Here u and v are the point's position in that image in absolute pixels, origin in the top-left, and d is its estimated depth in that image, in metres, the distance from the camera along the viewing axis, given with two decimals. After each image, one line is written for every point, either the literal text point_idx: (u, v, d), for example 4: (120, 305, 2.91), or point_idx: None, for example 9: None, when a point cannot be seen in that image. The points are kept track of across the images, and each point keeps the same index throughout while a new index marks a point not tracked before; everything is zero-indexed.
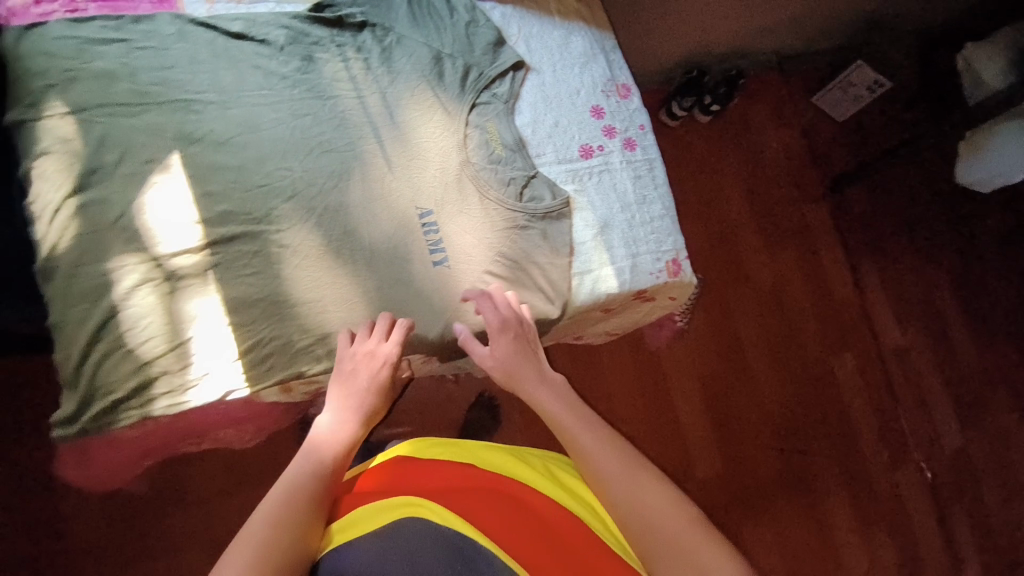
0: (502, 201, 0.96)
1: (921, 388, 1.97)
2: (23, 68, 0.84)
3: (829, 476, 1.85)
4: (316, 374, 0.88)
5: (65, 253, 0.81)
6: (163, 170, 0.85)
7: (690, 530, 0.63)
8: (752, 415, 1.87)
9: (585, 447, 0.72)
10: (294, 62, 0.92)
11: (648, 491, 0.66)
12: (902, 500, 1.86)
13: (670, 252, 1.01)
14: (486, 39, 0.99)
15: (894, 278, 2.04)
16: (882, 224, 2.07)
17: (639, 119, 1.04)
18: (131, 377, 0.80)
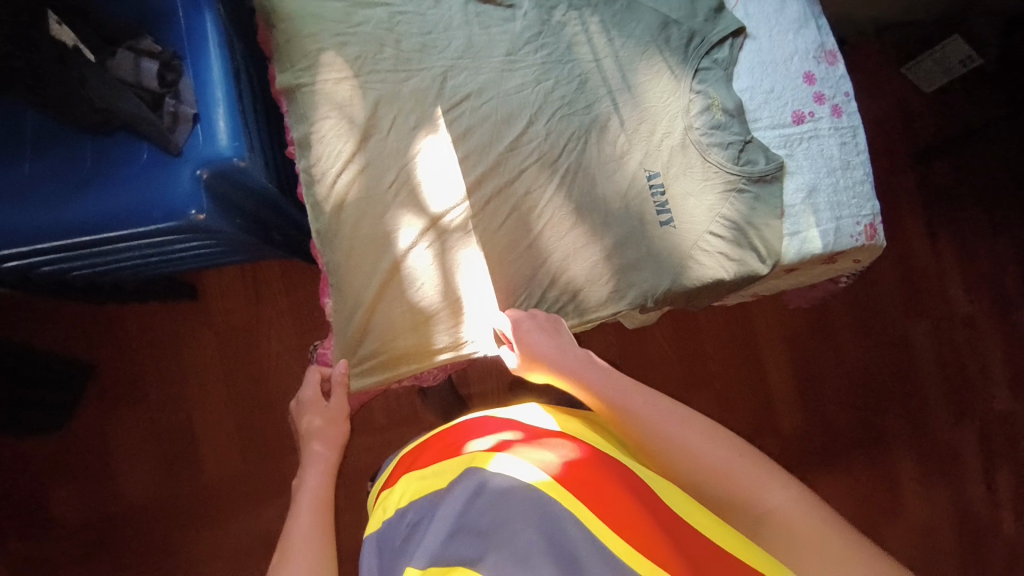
0: (723, 164, 0.99)
1: (998, 365, 1.80)
2: (296, 28, 0.86)
3: (900, 437, 1.76)
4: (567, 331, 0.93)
5: (348, 210, 0.85)
6: (431, 133, 0.88)
7: (753, 480, 0.59)
8: (834, 377, 1.76)
9: (634, 412, 0.69)
10: (535, 27, 0.96)
11: (708, 450, 0.62)
12: (964, 463, 1.75)
13: (869, 217, 1.05)
14: (708, 5, 1.01)
15: (970, 257, 1.83)
16: (970, 203, 1.84)
17: (844, 86, 1.07)
18: (413, 333, 0.85)
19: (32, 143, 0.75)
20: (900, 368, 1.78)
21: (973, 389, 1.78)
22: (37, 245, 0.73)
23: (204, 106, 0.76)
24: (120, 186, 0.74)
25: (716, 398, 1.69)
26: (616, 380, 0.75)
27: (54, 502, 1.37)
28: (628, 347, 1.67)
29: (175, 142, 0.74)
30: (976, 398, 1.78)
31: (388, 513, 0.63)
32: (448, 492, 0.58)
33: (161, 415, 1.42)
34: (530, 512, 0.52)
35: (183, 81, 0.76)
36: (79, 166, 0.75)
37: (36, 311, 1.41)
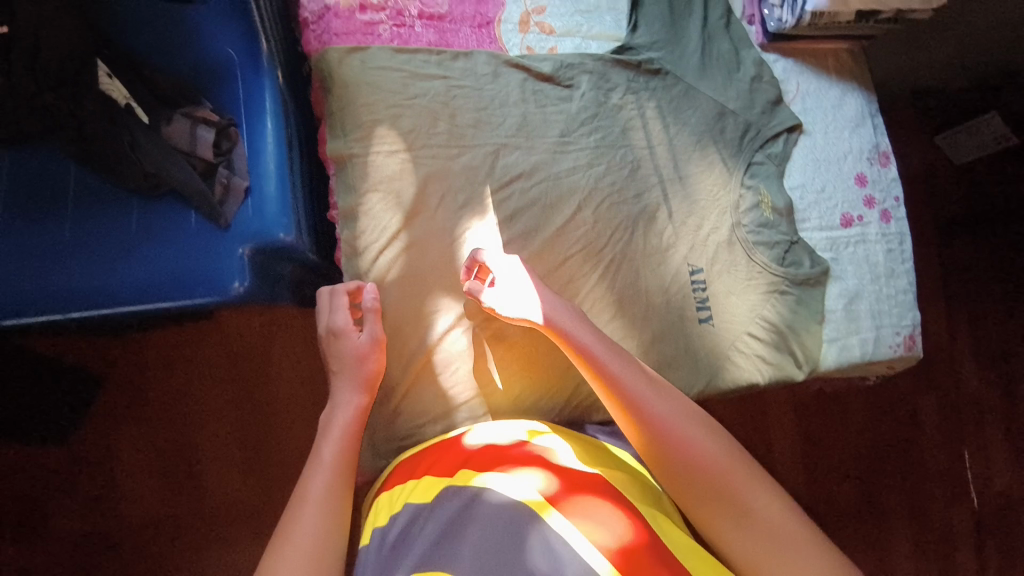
0: (766, 265, 0.97)
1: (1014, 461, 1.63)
2: (351, 97, 0.83)
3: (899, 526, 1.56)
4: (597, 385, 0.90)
5: (387, 290, 0.83)
6: (479, 217, 0.86)
7: (743, 480, 0.67)
8: (839, 449, 1.58)
9: (647, 410, 0.71)
10: (590, 108, 0.92)
11: (709, 453, 0.68)
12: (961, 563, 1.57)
13: (909, 327, 1.04)
14: (766, 97, 0.98)
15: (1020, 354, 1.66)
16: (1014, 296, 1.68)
17: (895, 190, 1.04)
18: (442, 421, 0.83)
19: (78, 203, 0.73)
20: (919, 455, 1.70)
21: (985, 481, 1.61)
22: (61, 314, 0.68)
23: (254, 176, 0.74)
24: (167, 253, 0.72)
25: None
26: (630, 362, 0.76)
27: None
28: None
29: (225, 215, 0.72)
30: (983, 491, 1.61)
31: (393, 510, 0.69)
32: (463, 507, 0.62)
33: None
34: (517, 528, 0.58)
35: (235, 149, 0.74)
36: (125, 231, 0.73)
37: None
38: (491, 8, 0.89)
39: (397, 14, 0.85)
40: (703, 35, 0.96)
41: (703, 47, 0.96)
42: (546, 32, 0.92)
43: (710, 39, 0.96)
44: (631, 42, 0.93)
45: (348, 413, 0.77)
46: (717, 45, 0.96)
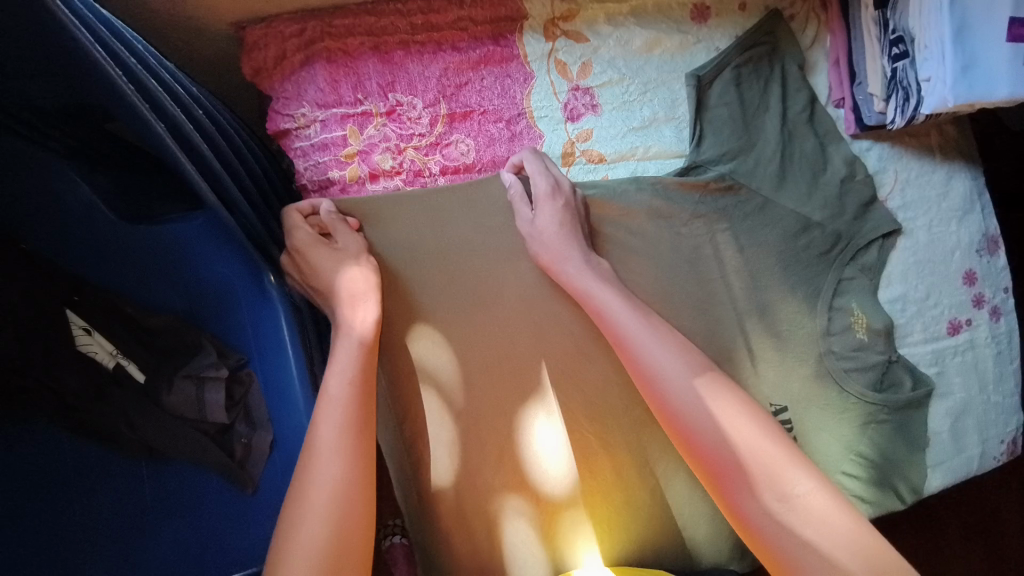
0: (866, 395, 0.83)
1: None
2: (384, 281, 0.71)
3: None
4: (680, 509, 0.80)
5: (444, 494, 0.74)
6: (545, 411, 0.75)
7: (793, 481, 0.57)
8: None
9: (683, 403, 0.62)
10: (649, 243, 0.77)
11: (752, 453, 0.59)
12: None
13: (1013, 432, 0.92)
14: (858, 200, 0.82)
15: None
16: None
17: (1005, 282, 0.90)
18: None
19: (69, 483, 0.60)
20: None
21: None
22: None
23: (277, 424, 0.62)
24: (188, 523, 0.61)
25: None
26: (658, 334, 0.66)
27: None
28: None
29: (251, 479, 0.61)
30: None
31: None
32: None
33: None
34: None
35: (252, 392, 0.63)
36: (134, 507, 0.61)
37: None
38: (526, 145, 0.74)
39: (415, 174, 0.71)
40: (782, 133, 0.80)
41: (782, 149, 0.80)
42: (594, 161, 0.76)
43: (792, 134, 0.81)
44: (698, 159, 0.78)
45: (350, 372, 0.58)
46: (797, 146, 0.81)
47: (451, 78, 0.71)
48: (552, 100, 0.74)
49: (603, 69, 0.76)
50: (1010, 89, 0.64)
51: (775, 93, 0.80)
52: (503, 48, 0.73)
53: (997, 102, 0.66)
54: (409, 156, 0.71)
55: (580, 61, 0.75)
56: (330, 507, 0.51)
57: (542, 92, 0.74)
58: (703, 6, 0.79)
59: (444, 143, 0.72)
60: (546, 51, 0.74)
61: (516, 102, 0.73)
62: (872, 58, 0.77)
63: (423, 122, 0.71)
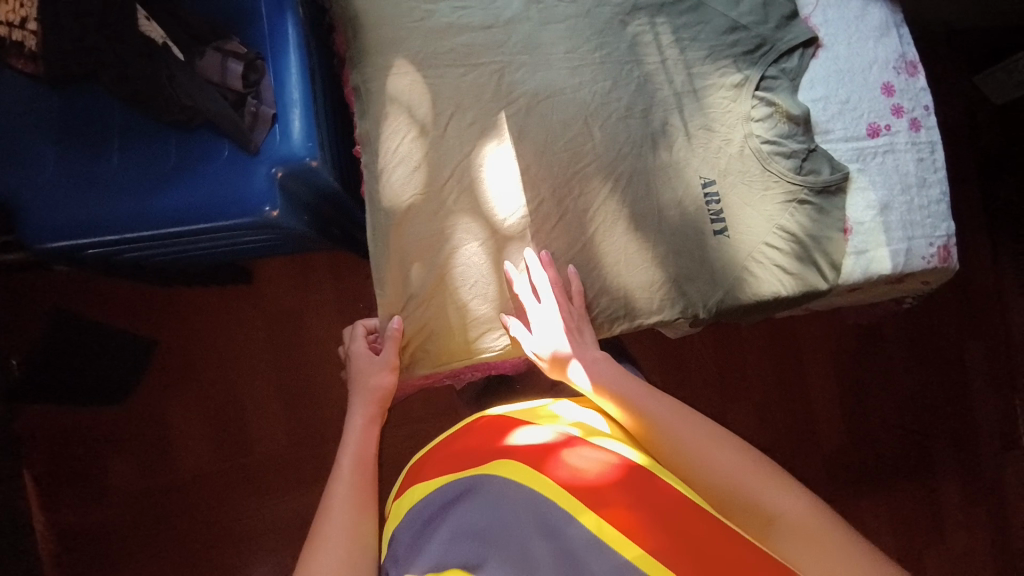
0: (786, 175, 0.96)
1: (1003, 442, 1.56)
2: (377, 32, 0.88)
3: (919, 481, 1.53)
4: (614, 260, 0.93)
5: (410, 209, 0.87)
6: (498, 141, 0.89)
7: (760, 483, 0.58)
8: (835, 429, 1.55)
9: (637, 402, 0.70)
10: (601, 24, 0.94)
11: (694, 439, 0.64)
12: (948, 527, 1.52)
13: (943, 238, 1.00)
14: (780, 12, 0.97)
15: None
16: None
17: (924, 100, 1.01)
18: (466, 346, 0.87)
19: (123, 134, 0.80)
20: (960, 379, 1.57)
21: (995, 454, 1.55)
22: (111, 236, 0.78)
23: (281, 105, 0.80)
24: (201, 179, 0.78)
25: (756, 415, 1.54)
26: (631, 377, 0.75)
27: (64, 492, 1.28)
28: (665, 340, 1.54)
29: (254, 141, 0.78)
30: (985, 466, 1.55)
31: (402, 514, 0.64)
32: (463, 489, 0.60)
33: (202, 390, 1.33)
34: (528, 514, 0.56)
35: (264, 79, 0.80)
36: (163, 162, 0.79)
37: (60, 285, 1.33)
38: None
39: None
40: None
41: None
42: None
43: None
44: None
45: (362, 422, 0.78)
46: None
47: None
48: None
49: None
50: None
51: None
52: None
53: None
54: None
55: None
56: (355, 529, 0.64)
57: None
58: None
59: None
60: None
61: None
62: None
63: None
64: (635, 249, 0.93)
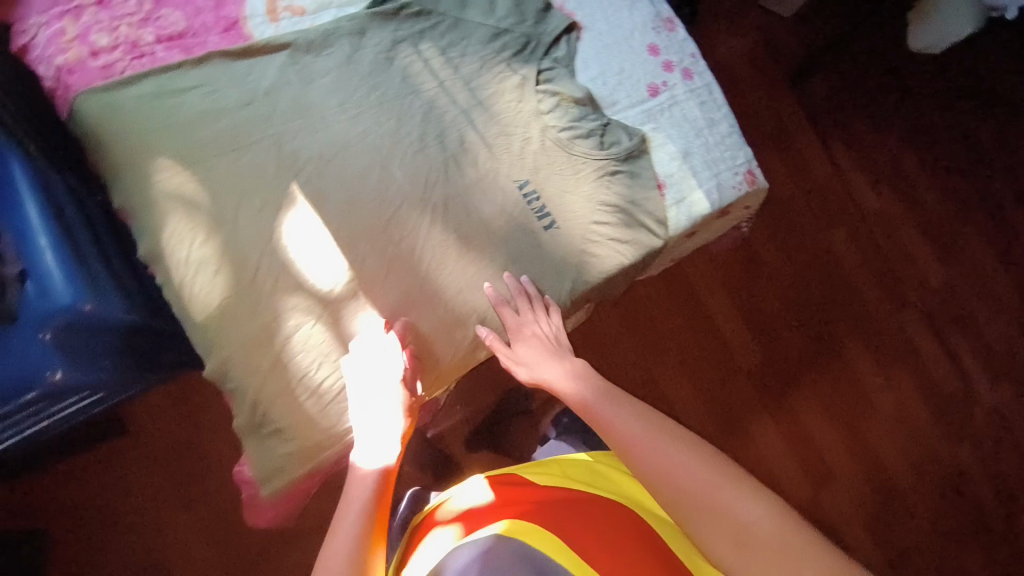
0: (592, 155, 1.00)
1: (869, 301, 1.93)
2: (129, 142, 0.81)
3: (830, 358, 1.88)
4: (466, 286, 0.92)
5: (229, 312, 0.82)
6: (291, 208, 0.85)
7: (730, 492, 0.65)
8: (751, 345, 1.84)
9: (619, 432, 0.75)
10: (366, 66, 0.92)
11: (677, 453, 0.69)
12: (862, 383, 1.87)
13: (745, 165, 1.09)
14: (535, 7, 1.00)
15: (863, 151, 2.04)
16: (846, 108, 2.05)
17: (689, 49, 1.09)
18: (335, 424, 0.84)
19: None
20: (828, 267, 1.94)
21: (871, 311, 1.92)
22: None
23: (27, 257, 0.73)
24: None
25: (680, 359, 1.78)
26: (609, 394, 0.81)
27: None
28: None
29: (6, 302, 0.70)
30: (874, 322, 1.92)
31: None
32: None
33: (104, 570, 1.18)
34: None
35: (1, 238, 0.73)
36: None
37: None
38: (231, 7, 0.88)
39: (132, 46, 0.84)
40: None
41: None
42: (298, 13, 0.90)
43: None
44: None
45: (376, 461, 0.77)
46: None
47: None
48: None
49: None
50: None
51: None
52: None
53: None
54: (124, 33, 0.84)
55: None
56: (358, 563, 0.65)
57: None
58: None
59: (155, 18, 0.86)
60: None
61: None
62: None
63: (130, 5, 0.85)
64: (479, 272, 0.93)
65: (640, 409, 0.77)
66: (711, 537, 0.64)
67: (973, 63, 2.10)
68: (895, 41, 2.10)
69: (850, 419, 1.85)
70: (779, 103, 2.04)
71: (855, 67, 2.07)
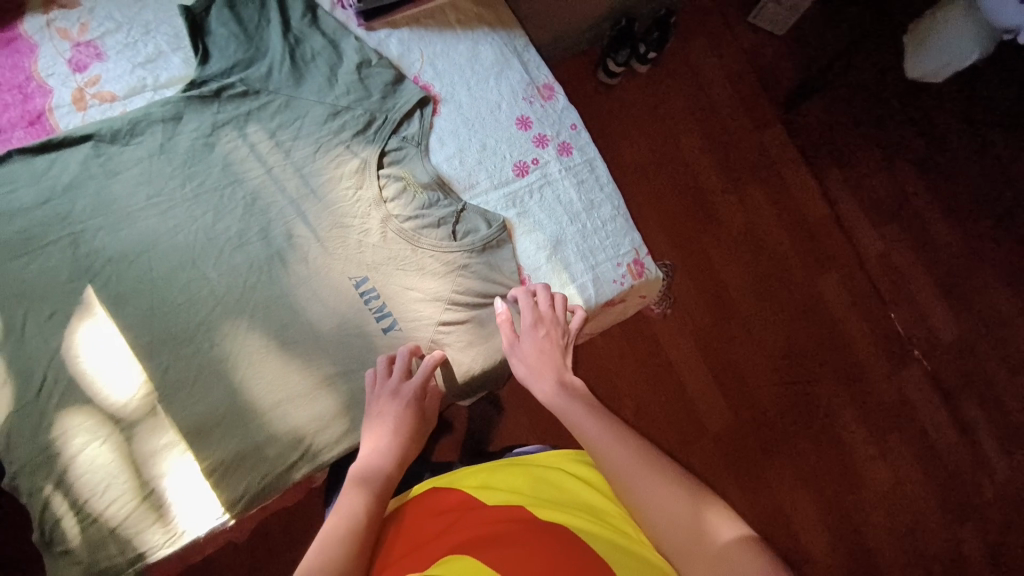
0: (443, 245, 0.88)
1: (859, 359, 1.66)
2: None
3: (814, 428, 1.59)
4: (279, 406, 0.80)
5: (7, 432, 0.74)
6: (88, 318, 0.78)
7: (688, 500, 0.61)
8: (721, 409, 1.57)
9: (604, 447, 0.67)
10: (182, 155, 0.84)
11: (648, 469, 0.63)
12: (854, 455, 1.59)
13: (630, 254, 0.94)
14: (382, 80, 0.91)
15: (866, 187, 1.78)
16: (845, 137, 1.81)
17: (569, 119, 0.96)
18: (120, 556, 0.74)
19: None
20: (817, 315, 1.67)
21: (866, 369, 1.65)
22: None
23: None
24: None
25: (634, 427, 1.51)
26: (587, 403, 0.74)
27: None
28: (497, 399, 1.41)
29: None
30: (873, 384, 1.65)
31: None
32: None
33: None
34: None
35: None
36: None
37: None
38: (38, 100, 0.82)
39: None
40: (288, 39, 0.89)
41: (290, 53, 0.88)
42: (108, 99, 0.83)
43: (300, 40, 0.90)
44: (202, 75, 0.85)
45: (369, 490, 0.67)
46: (307, 47, 0.90)
47: None
48: (57, 59, 0.84)
49: (100, 22, 0.85)
50: None
51: (271, 10, 0.89)
52: (6, 32, 0.84)
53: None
54: None
55: (78, 23, 0.85)
56: None
57: (47, 56, 0.84)
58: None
59: None
60: (43, 24, 0.85)
61: (23, 69, 0.83)
62: None
63: None
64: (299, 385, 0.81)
65: (615, 421, 0.70)
66: (677, 552, 0.58)
67: (995, 85, 1.83)
68: (893, 64, 1.85)
69: (843, 501, 1.56)
70: (760, 134, 1.80)
71: (857, 92, 1.82)
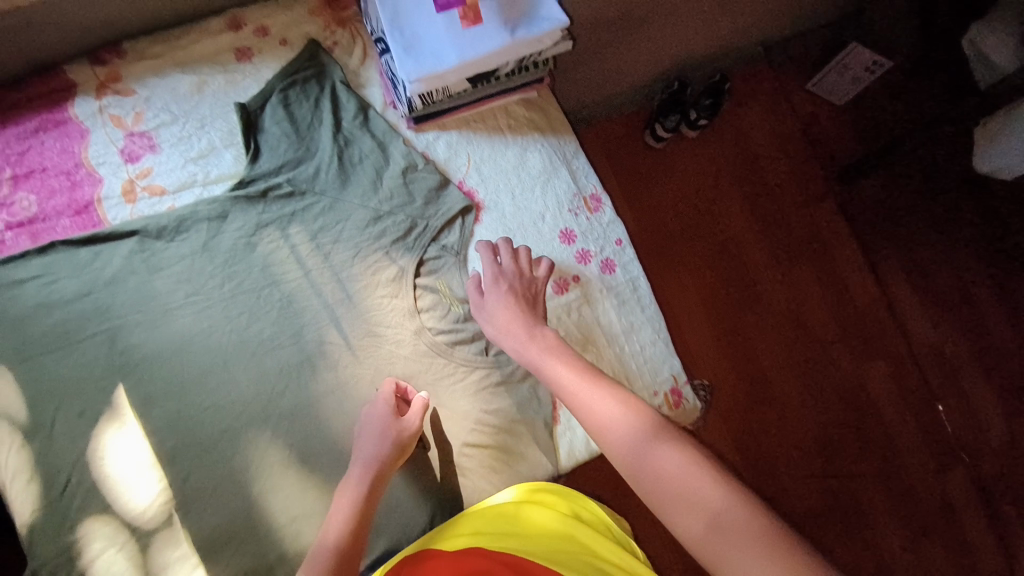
0: (474, 362, 0.85)
1: (900, 455, 1.55)
2: None
3: (851, 528, 1.48)
4: (293, 524, 0.78)
5: (30, 532, 0.74)
6: (117, 426, 0.78)
7: (708, 473, 0.55)
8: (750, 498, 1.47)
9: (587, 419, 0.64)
10: (222, 253, 0.84)
11: (640, 438, 0.59)
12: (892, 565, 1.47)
13: (668, 382, 0.89)
14: (427, 185, 0.89)
15: (925, 274, 1.66)
16: (908, 220, 1.69)
17: (615, 234, 0.93)
18: None
19: None
20: (858, 402, 1.57)
21: (909, 466, 1.54)
22: None
23: None
24: None
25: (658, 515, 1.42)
26: (582, 374, 0.68)
27: None
28: None
29: None
30: (918, 487, 1.53)
31: None
32: None
33: None
34: None
35: None
36: None
37: None
38: (87, 190, 0.82)
39: None
40: (337, 140, 0.88)
41: (338, 155, 0.88)
42: (157, 193, 0.84)
43: (349, 140, 0.89)
44: (251, 175, 0.85)
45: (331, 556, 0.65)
46: (354, 147, 0.89)
47: (13, 146, 0.82)
48: (109, 148, 0.84)
49: (155, 112, 0.85)
50: (457, 55, 0.73)
51: (324, 108, 0.88)
52: (57, 114, 0.83)
53: (456, 67, 0.74)
54: None
55: (132, 111, 0.84)
56: None
57: (98, 143, 0.83)
58: (238, 19, 0.88)
59: (9, 202, 0.81)
60: (95, 109, 0.84)
61: (73, 154, 0.83)
62: (377, 74, 0.92)
63: None
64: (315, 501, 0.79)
65: (625, 396, 0.64)
66: (709, 547, 0.51)
67: None
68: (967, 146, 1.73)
69: None
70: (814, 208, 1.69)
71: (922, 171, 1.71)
